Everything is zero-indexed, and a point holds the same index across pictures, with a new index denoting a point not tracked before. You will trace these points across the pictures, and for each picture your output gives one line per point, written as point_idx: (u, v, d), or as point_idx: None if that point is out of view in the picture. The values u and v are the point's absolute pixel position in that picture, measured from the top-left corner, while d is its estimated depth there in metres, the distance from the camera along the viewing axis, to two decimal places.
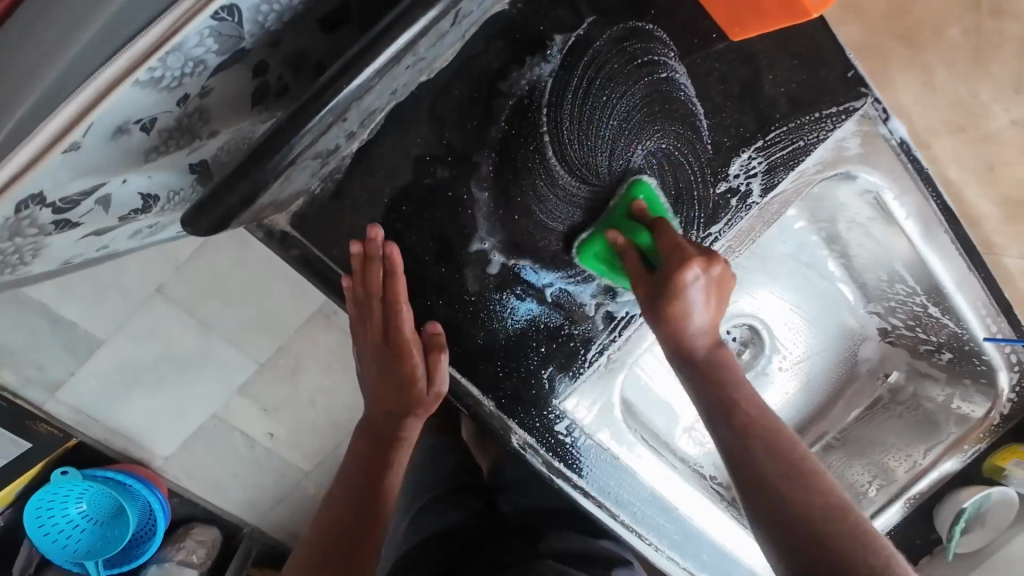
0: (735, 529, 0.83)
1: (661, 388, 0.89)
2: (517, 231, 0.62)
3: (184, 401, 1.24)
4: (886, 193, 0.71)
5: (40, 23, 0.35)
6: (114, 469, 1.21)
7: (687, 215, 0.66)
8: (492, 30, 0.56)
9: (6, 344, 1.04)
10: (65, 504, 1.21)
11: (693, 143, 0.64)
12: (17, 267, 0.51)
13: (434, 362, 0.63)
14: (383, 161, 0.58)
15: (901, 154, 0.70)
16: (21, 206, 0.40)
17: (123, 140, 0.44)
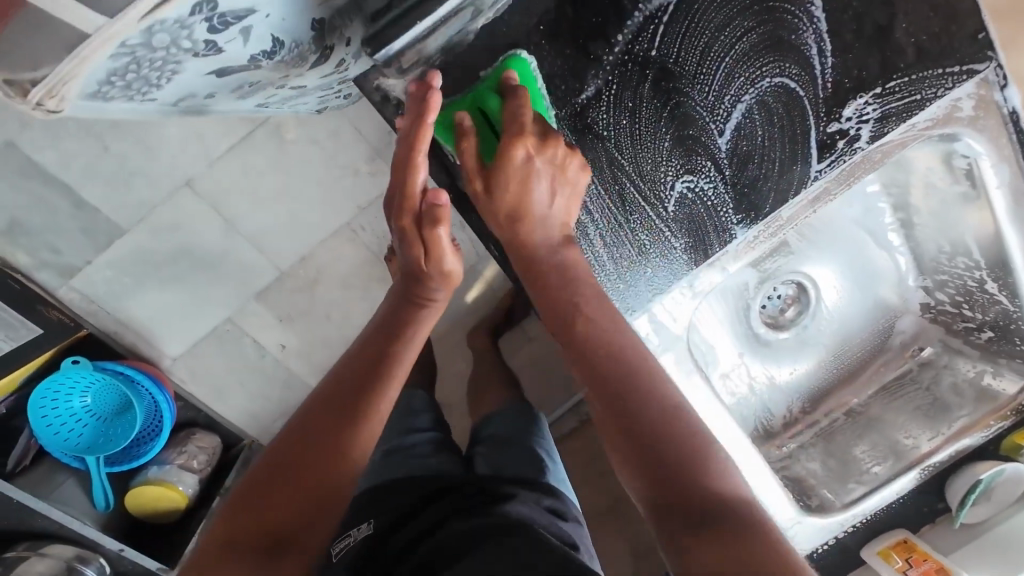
0: (766, 477, 0.87)
1: (706, 328, 0.94)
2: (619, 137, 0.62)
3: (198, 302, 1.20)
4: (985, 161, 0.72)
5: None
6: (123, 363, 1.19)
7: (793, 154, 0.65)
8: None
9: (18, 218, 0.96)
10: (69, 397, 1.15)
11: (813, 80, 0.62)
12: (144, 96, 0.46)
13: (433, 235, 0.62)
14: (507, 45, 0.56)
15: (1009, 123, 0.68)
16: (196, 10, 0.37)
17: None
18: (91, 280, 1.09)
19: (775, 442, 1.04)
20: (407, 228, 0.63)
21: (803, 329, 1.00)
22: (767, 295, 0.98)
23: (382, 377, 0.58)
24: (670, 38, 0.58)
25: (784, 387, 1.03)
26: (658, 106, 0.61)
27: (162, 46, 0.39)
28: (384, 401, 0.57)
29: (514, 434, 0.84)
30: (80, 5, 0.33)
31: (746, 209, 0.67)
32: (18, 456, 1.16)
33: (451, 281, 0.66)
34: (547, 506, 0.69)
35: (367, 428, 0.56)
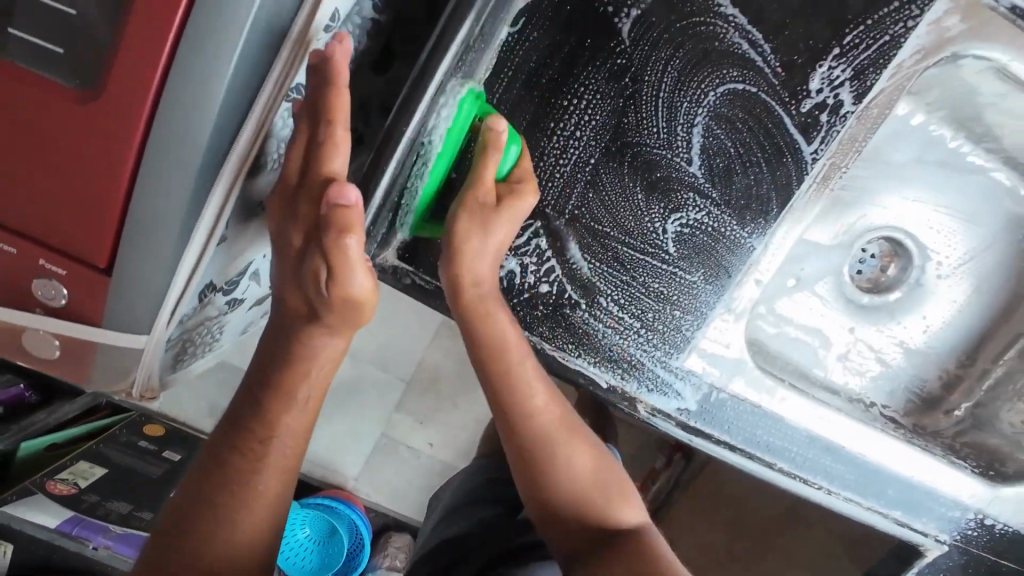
0: (916, 458, 0.78)
1: (802, 318, 0.89)
2: (593, 209, 0.64)
3: (357, 428, 1.43)
4: (1008, 63, 0.64)
5: (164, 143, 0.41)
6: (322, 496, 1.39)
7: (778, 146, 0.62)
8: (537, 28, 0.58)
9: (217, 402, 1.28)
10: (294, 530, 1.36)
11: (762, 72, 0.59)
12: (213, 342, 0.64)
13: (344, 297, 0.48)
14: (472, 176, 0.62)
15: (1017, 19, 0.61)
16: (202, 295, 0.51)
17: (258, 222, 0.54)
18: None
19: (944, 409, 0.90)
20: (308, 240, 0.48)
21: (915, 282, 0.90)
22: (858, 259, 0.90)
23: (262, 421, 0.52)
24: (600, 104, 0.61)
25: (923, 350, 0.91)
26: (617, 164, 0.63)
27: (194, 324, 0.54)
28: (236, 497, 0.50)
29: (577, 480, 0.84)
30: (124, 333, 0.47)
31: (754, 217, 0.64)
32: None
33: (364, 318, 0.51)
34: None
35: (232, 513, 0.49)
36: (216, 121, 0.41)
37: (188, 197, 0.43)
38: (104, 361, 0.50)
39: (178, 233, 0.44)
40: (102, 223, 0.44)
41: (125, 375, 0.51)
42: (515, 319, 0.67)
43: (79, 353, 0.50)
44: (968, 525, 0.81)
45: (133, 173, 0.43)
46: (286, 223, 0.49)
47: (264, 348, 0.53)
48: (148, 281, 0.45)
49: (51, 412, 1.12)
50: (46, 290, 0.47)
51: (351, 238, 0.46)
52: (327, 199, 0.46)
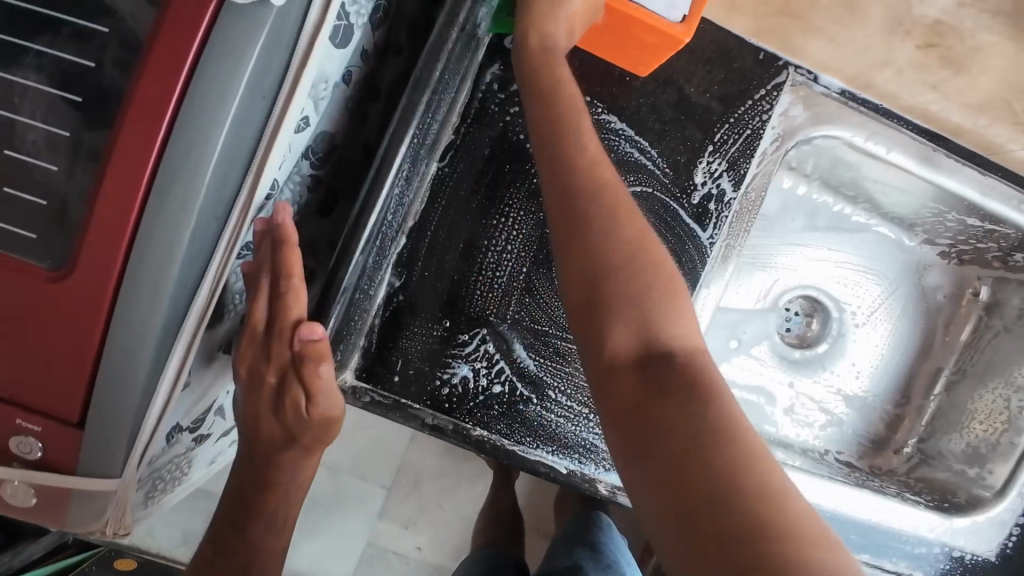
0: (868, 500, 0.82)
1: (744, 379, 0.93)
2: (530, 308, 0.71)
3: (340, 541, 1.39)
4: (853, 139, 0.77)
5: (129, 302, 0.46)
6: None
7: (679, 235, 0.72)
8: (466, 161, 0.70)
9: (192, 530, 1.25)
10: None
11: (653, 174, 0.72)
12: (183, 479, 0.66)
13: (317, 420, 0.53)
14: (422, 294, 0.69)
15: (847, 100, 0.76)
16: (170, 437, 0.54)
17: (220, 361, 0.59)
18: None
19: (893, 449, 0.96)
20: (279, 373, 0.52)
21: (838, 334, 0.96)
22: (785, 318, 0.96)
23: (237, 551, 0.54)
24: (523, 218, 0.70)
25: (861, 395, 0.97)
26: (546, 268, 0.71)
27: (163, 464, 0.56)
28: None
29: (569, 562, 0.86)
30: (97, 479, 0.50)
31: None
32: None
33: (332, 435, 0.56)
34: None
35: None
36: (177, 278, 0.47)
37: (152, 351, 0.48)
38: (78, 508, 0.52)
39: (146, 383, 0.49)
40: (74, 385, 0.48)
41: (97, 519, 0.53)
42: (474, 421, 0.70)
43: (52, 503, 0.52)
44: (941, 559, 0.83)
45: (102, 332, 0.47)
46: (254, 360, 0.52)
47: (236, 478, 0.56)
48: (117, 431, 0.49)
49: (15, 553, 1.08)
50: (19, 447, 0.49)
51: (324, 367, 0.52)
52: (299, 336, 0.51)
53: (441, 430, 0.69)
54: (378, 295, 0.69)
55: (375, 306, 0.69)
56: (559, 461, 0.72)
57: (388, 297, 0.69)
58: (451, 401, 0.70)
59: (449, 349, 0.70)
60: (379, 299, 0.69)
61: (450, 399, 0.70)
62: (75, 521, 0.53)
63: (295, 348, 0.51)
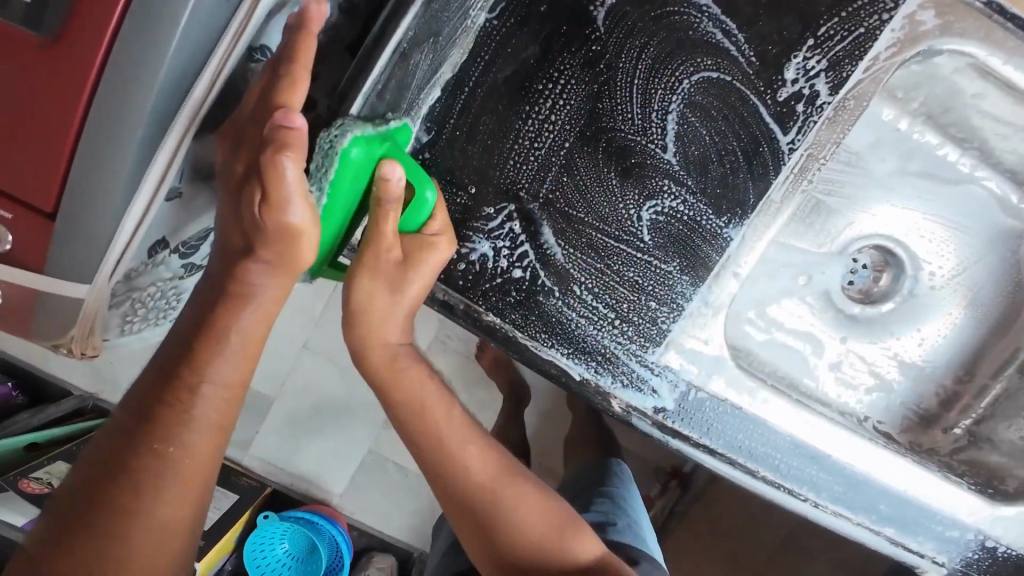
0: (905, 469, 0.73)
1: (794, 325, 0.84)
2: (564, 195, 0.63)
3: (342, 443, 1.39)
4: (986, 59, 0.62)
5: (112, 92, 0.40)
6: (304, 510, 1.30)
7: (753, 136, 0.61)
8: (517, 14, 0.59)
9: None
10: (273, 544, 1.28)
11: (736, 62, 0.59)
12: (172, 311, 0.63)
13: (279, 226, 0.47)
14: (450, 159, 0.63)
15: (993, 14, 0.60)
16: (152, 251, 0.50)
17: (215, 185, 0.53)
18: (264, 446, 1.37)
19: (941, 427, 0.85)
20: (248, 166, 0.47)
21: (909, 294, 0.86)
22: (850, 269, 0.86)
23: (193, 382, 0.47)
24: (572, 92, 0.61)
25: (918, 365, 0.86)
26: (592, 150, 0.62)
27: (147, 283, 0.53)
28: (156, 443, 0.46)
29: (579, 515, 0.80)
30: (66, 282, 0.45)
31: (730, 208, 0.63)
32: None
33: (297, 258, 0.49)
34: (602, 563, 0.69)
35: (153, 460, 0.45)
36: (167, 70, 0.40)
37: (135, 156, 0.42)
38: (46, 313, 0.48)
39: (127, 178, 0.43)
40: (52, 159, 0.42)
41: (62, 334, 0.49)
42: (486, 305, 0.65)
43: (27, 304, 0.48)
44: (969, 547, 0.74)
45: (85, 108, 0.41)
46: (228, 152, 0.47)
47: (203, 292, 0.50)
48: (93, 233, 0.44)
49: (35, 413, 1.09)
50: None
51: (290, 163, 0.45)
52: (273, 121, 0.45)
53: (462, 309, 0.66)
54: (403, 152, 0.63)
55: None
56: (574, 363, 0.66)
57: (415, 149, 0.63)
58: (465, 280, 0.65)
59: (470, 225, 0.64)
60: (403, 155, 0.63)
61: (466, 277, 0.65)
62: (46, 327, 0.50)
63: (265, 134, 0.45)
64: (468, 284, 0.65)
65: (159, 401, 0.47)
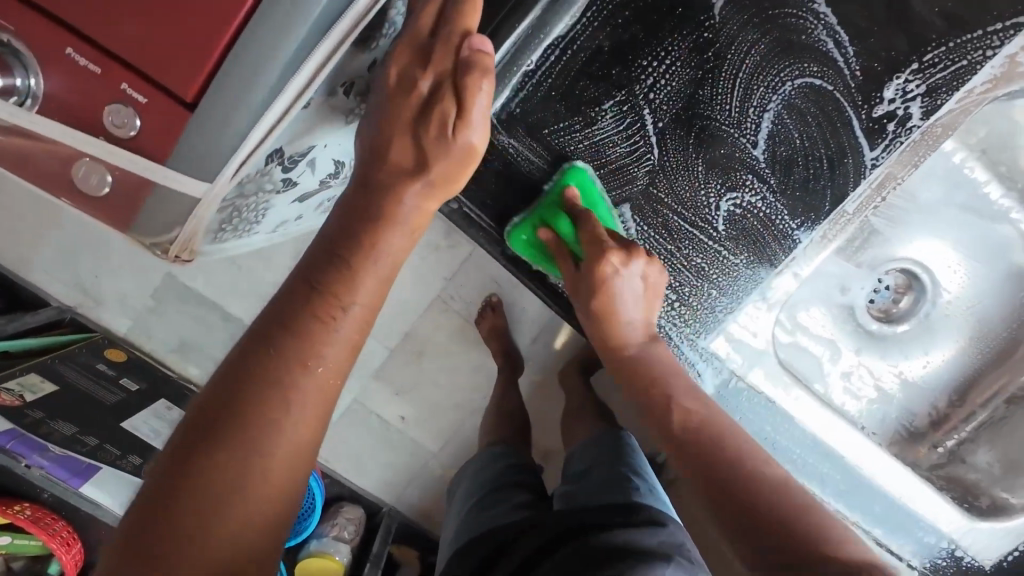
0: (909, 482, 0.76)
1: (817, 329, 0.89)
2: (646, 176, 0.66)
3: None
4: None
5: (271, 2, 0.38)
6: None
7: (841, 146, 0.63)
8: None
9: None
10: None
11: (840, 73, 0.60)
12: (248, 229, 0.59)
13: (458, 146, 0.44)
14: (547, 120, 0.64)
15: None
16: (268, 160, 0.48)
17: (337, 102, 0.50)
18: None
19: (928, 444, 0.90)
20: (433, 84, 0.43)
21: (925, 317, 0.90)
22: (874, 288, 0.90)
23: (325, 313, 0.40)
24: (676, 75, 0.61)
25: (917, 385, 0.91)
26: (684, 133, 0.64)
27: (249, 191, 0.50)
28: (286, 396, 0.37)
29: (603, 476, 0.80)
30: (192, 178, 0.43)
31: (804, 212, 0.66)
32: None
33: (459, 176, 0.46)
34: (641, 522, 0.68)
35: (281, 417, 0.37)
36: None
37: (278, 75, 0.40)
38: (155, 207, 0.45)
39: (277, 77, 0.40)
40: (206, 40, 0.39)
41: (166, 232, 0.46)
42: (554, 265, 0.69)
43: (133, 195, 0.44)
44: (939, 553, 0.81)
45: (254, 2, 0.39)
46: (405, 64, 0.43)
47: (343, 208, 0.44)
48: (214, 146, 0.42)
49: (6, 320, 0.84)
50: (112, 116, 0.41)
51: (485, 87, 0.44)
52: (470, 43, 0.43)
53: None
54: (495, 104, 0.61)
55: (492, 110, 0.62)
56: None
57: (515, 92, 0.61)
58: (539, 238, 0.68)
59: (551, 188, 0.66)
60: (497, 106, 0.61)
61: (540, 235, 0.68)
62: (150, 221, 0.46)
63: (458, 56, 0.43)
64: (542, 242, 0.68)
65: (290, 336, 0.38)
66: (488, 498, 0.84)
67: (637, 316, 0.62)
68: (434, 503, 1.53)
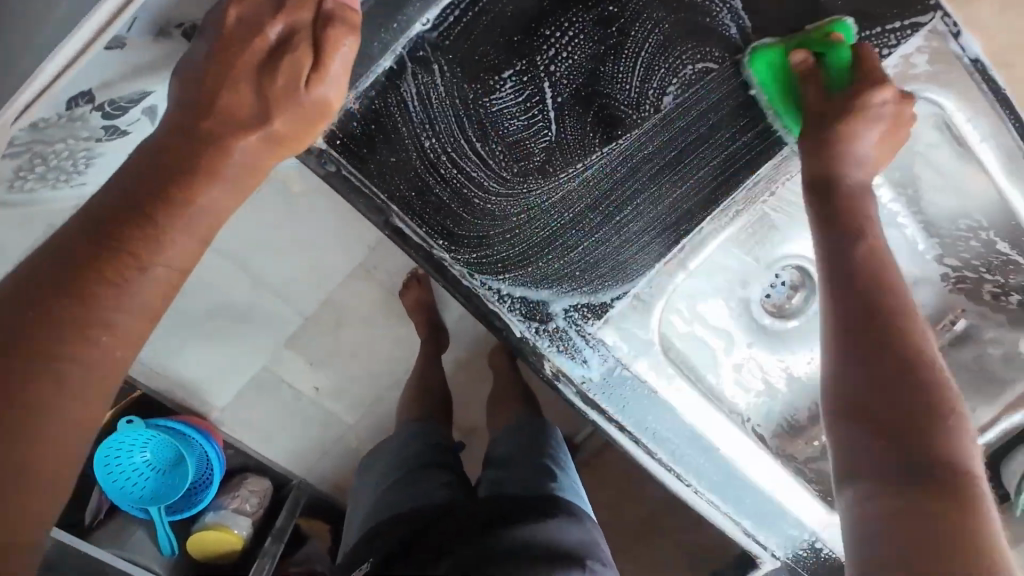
0: (774, 473, 0.80)
1: (714, 320, 0.90)
2: (543, 154, 0.62)
3: (239, 355, 1.27)
4: (954, 113, 0.66)
5: None
6: (177, 420, 1.20)
7: (735, 136, 0.63)
8: None
9: None
10: (131, 451, 1.15)
11: (738, 63, 0.60)
12: (73, 175, 0.55)
13: (316, 98, 0.49)
14: (435, 80, 0.57)
15: (974, 73, 0.64)
16: (72, 103, 0.45)
17: (167, 44, 0.49)
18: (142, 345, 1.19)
19: (805, 439, 0.95)
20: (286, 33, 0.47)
21: (813, 314, 0.93)
22: (770, 284, 0.93)
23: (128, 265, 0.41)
24: (578, 48, 0.59)
25: (802, 380, 0.95)
26: (582, 111, 0.61)
27: (55, 132, 0.48)
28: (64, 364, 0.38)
29: (536, 464, 0.78)
30: None
31: (699, 203, 0.65)
32: (94, 510, 1.20)
33: (318, 123, 0.51)
34: (572, 527, 0.68)
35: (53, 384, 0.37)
36: None
37: None
38: None
39: None
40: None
41: None
42: (441, 243, 0.62)
43: None
44: (802, 546, 0.85)
45: None
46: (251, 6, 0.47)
47: (139, 158, 0.45)
48: None
49: None
50: None
51: (347, 40, 0.49)
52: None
53: (425, 251, 0.62)
54: (385, 60, 0.56)
55: (381, 65, 0.56)
56: (515, 321, 0.66)
57: (411, 48, 0.56)
58: (423, 212, 0.61)
59: (437, 160, 0.60)
60: (387, 62, 0.56)
61: (425, 208, 0.61)
62: None
63: (320, 8, 0.48)
64: (429, 216, 0.61)
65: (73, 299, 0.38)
66: (399, 479, 0.75)
67: (865, 153, 0.62)
68: (348, 475, 1.46)
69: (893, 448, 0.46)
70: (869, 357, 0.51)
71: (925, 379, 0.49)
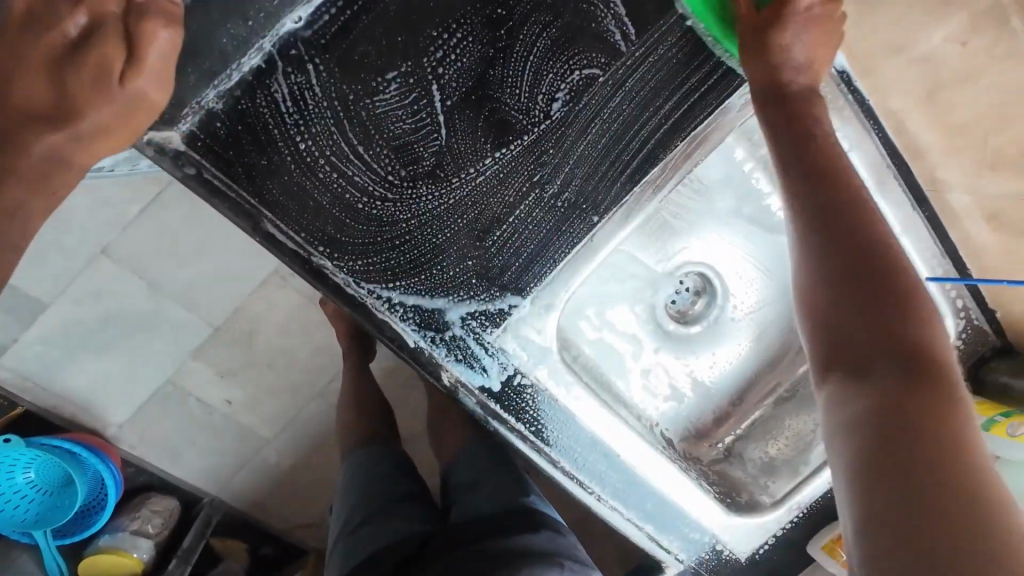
0: (674, 478, 0.82)
1: (623, 326, 0.91)
2: (432, 157, 0.60)
3: (138, 365, 1.14)
4: (824, 121, 0.69)
5: None
6: (62, 437, 1.07)
7: (624, 145, 0.63)
8: None
9: None
10: (11, 473, 1.04)
11: (624, 72, 0.61)
12: None
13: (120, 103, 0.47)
14: (311, 78, 0.54)
15: (841, 84, 0.68)
16: None
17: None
18: (25, 356, 1.07)
19: (709, 442, 0.97)
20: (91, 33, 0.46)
21: (715, 319, 0.97)
22: (675, 290, 0.96)
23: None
24: (466, 50, 0.57)
25: (708, 385, 0.98)
26: (473, 114, 0.59)
27: None
28: None
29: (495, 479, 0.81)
30: None
31: (592, 209, 0.65)
32: None
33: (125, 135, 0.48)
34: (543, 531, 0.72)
35: None
36: None
37: None
38: None
39: None
40: None
41: None
42: (325, 248, 0.59)
43: None
44: (706, 548, 0.88)
45: None
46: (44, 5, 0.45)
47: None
48: None
49: None
50: None
51: (163, 29, 0.47)
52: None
53: (306, 258, 0.59)
54: (250, 57, 0.52)
55: (246, 62, 0.52)
56: (407, 330, 0.64)
57: (282, 45, 0.53)
58: (303, 216, 0.58)
59: (317, 162, 0.57)
60: (254, 60, 0.53)
61: (306, 211, 0.58)
62: None
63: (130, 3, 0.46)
64: (311, 220, 0.58)
65: None
66: (365, 516, 0.79)
67: (800, 58, 0.61)
68: (269, 492, 1.32)
69: (867, 391, 0.48)
70: (865, 305, 0.51)
71: (917, 326, 0.50)
